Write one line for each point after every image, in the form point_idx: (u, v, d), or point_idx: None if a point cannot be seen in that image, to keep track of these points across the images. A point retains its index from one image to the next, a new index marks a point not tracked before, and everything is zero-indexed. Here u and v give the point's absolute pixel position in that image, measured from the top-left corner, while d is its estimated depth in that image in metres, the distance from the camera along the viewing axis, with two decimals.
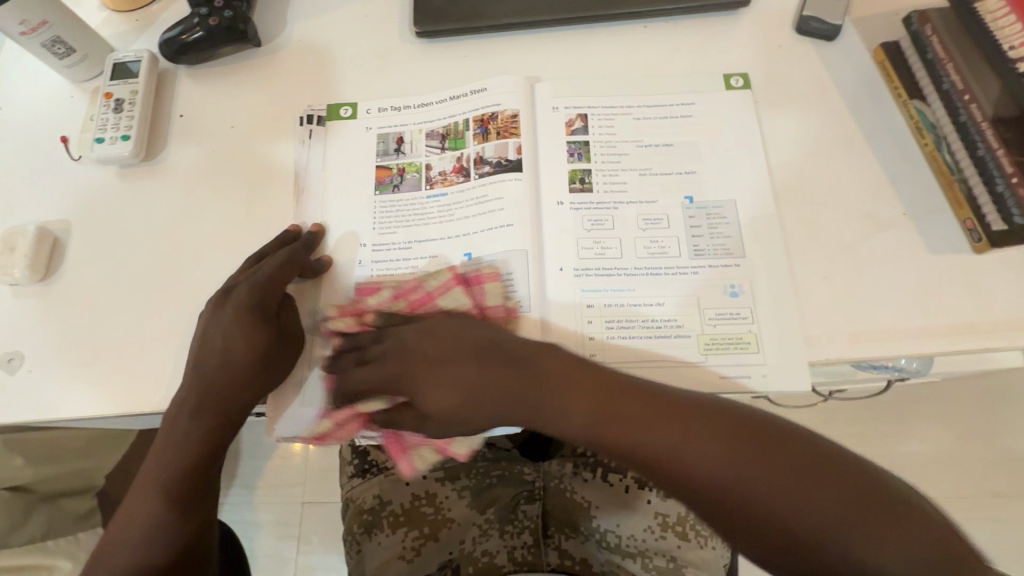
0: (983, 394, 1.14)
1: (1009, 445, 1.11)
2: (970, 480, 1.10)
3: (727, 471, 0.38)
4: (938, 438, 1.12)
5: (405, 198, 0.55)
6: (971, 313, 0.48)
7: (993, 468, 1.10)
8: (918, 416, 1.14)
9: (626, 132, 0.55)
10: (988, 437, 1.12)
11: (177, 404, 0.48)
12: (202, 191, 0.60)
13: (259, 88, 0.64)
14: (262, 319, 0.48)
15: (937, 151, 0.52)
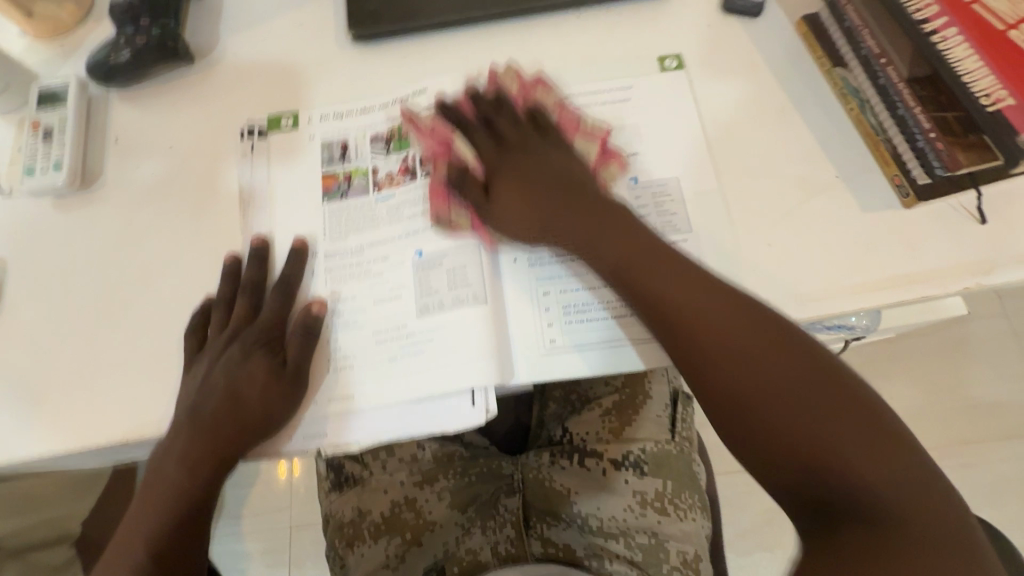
0: (943, 346, 1.19)
1: (971, 392, 1.16)
2: (938, 430, 1.14)
3: (776, 383, 0.41)
4: (906, 393, 1.17)
5: (354, 203, 0.55)
6: (906, 266, 0.50)
7: (957, 416, 1.15)
8: (885, 374, 1.18)
9: (568, 121, 0.57)
10: (951, 387, 1.17)
11: (176, 436, 0.49)
12: (146, 215, 0.58)
13: (196, 105, 0.62)
14: (249, 347, 0.50)
15: (862, 114, 0.54)
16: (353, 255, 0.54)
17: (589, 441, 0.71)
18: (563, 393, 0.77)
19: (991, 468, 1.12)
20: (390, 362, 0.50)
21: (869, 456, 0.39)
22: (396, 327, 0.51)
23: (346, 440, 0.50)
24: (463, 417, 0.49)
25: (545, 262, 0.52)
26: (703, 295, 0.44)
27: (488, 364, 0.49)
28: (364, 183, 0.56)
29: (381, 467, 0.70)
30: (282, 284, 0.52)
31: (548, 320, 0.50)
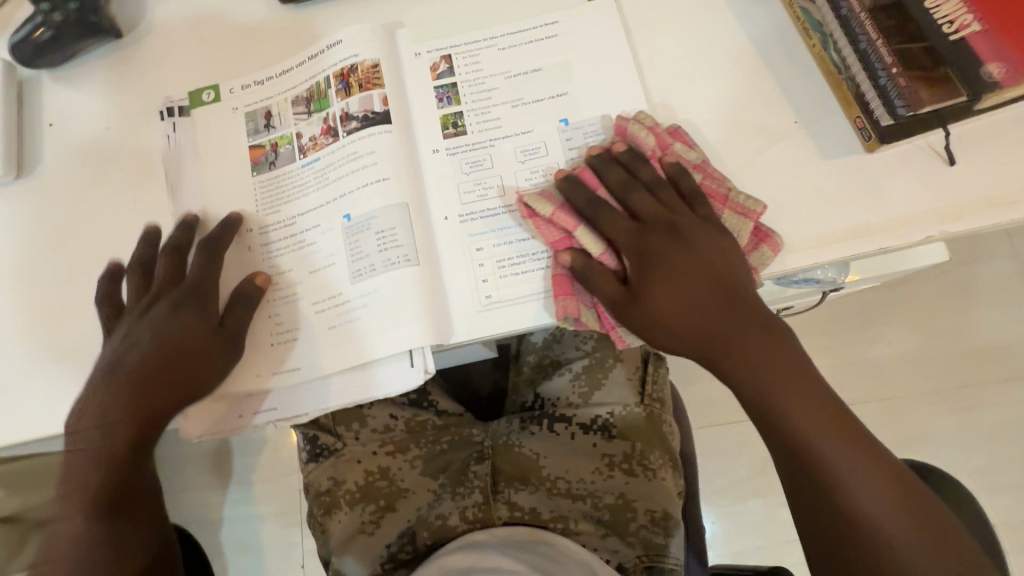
0: (944, 291, 1.14)
1: (973, 335, 1.13)
2: (935, 377, 1.12)
3: (825, 425, 0.43)
4: (905, 340, 1.14)
5: (284, 174, 0.55)
6: (867, 216, 0.47)
7: (956, 361, 1.12)
8: (884, 321, 1.15)
9: (493, 66, 0.54)
10: (953, 332, 1.13)
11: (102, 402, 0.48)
12: (87, 201, 0.58)
13: (129, 83, 0.60)
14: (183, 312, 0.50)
15: (824, 51, 0.49)
16: (288, 225, 0.54)
17: (559, 406, 0.71)
18: (538, 357, 0.77)
19: (992, 411, 1.10)
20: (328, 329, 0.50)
21: (895, 505, 0.41)
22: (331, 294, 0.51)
23: (299, 411, 0.51)
24: (404, 378, 0.49)
25: (479, 217, 0.51)
26: (736, 328, 0.44)
27: (422, 325, 0.48)
28: (288, 152, 0.55)
29: (354, 438, 0.71)
30: (207, 248, 0.52)
31: (483, 279, 0.49)
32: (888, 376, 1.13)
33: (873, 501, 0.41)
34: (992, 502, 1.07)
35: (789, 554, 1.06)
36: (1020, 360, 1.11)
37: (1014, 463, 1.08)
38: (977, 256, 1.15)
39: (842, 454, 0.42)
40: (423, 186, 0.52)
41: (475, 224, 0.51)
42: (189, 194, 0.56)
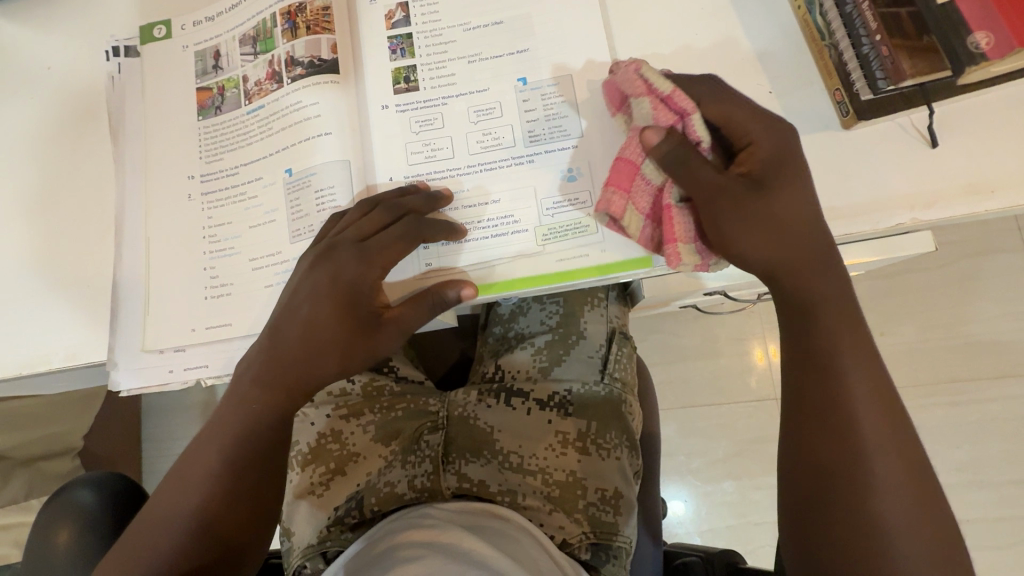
0: (943, 283, 1.10)
1: (971, 330, 1.09)
2: (925, 369, 1.09)
3: (876, 399, 0.39)
4: (899, 330, 1.11)
5: (225, 123, 0.52)
6: (836, 198, 0.44)
7: (948, 355, 1.09)
8: (878, 311, 1.11)
9: (451, 16, 0.49)
10: (950, 325, 1.10)
11: (256, 377, 0.46)
12: (29, 143, 0.55)
13: (75, 20, 0.57)
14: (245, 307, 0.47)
15: (809, 14, 0.45)
16: (228, 176, 0.51)
17: (519, 379, 0.70)
18: (503, 329, 0.75)
19: (980, 407, 1.07)
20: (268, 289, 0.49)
21: (909, 500, 0.38)
22: (272, 254, 0.49)
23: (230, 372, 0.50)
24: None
25: (425, 180, 0.49)
26: (823, 279, 0.41)
27: None
28: (234, 98, 0.52)
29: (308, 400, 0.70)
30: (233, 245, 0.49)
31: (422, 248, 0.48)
32: None
33: (891, 493, 0.38)
34: (970, 498, 1.05)
35: (758, 536, 1.06)
36: (1014, 357, 1.07)
37: (996, 460, 1.06)
38: (982, 247, 1.10)
39: (882, 443, 0.38)
40: (369, 144, 0.49)
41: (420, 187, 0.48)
42: (131, 140, 0.53)
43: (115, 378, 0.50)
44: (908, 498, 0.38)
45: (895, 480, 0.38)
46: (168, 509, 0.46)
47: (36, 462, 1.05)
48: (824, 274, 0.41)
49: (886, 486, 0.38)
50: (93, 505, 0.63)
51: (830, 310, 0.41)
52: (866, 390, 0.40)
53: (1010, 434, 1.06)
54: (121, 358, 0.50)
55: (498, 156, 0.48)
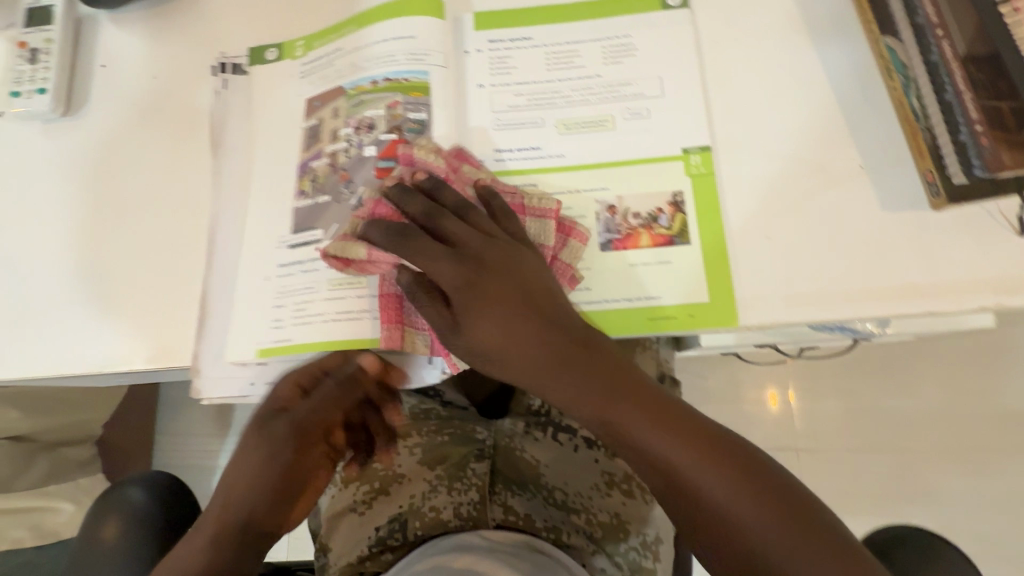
0: (982, 348, 1.08)
1: (1008, 404, 1.06)
2: (957, 437, 1.06)
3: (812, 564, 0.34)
4: (931, 395, 1.08)
5: (313, 167, 0.53)
6: (920, 275, 0.45)
7: (982, 424, 1.06)
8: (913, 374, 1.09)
9: (553, 68, 0.52)
10: (984, 397, 1.07)
11: (271, 461, 0.55)
12: (129, 146, 0.58)
13: (187, 35, 0.59)
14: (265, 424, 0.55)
15: (905, 96, 0.47)
16: (306, 205, 0.53)
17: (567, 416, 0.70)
18: None
19: (1012, 483, 1.03)
20: (313, 314, 0.50)
21: None
22: (333, 270, 0.50)
23: None
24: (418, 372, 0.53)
25: None
26: (642, 416, 0.39)
27: None
28: (330, 133, 0.54)
29: None
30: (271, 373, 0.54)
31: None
32: (904, 431, 1.07)
33: (812, 571, 0.34)
34: None
35: None
36: None
37: None
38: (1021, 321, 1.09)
39: (750, 512, 0.36)
40: None
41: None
42: (230, 154, 0.55)
43: (199, 388, 0.52)
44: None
45: (761, 542, 0.35)
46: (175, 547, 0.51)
47: (59, 449, 1.03)
48: (672, 418, 0.39)
49: (786, 555, 0.35)
50: (142, 504, 0.64)
51: (760, 473, 0.37)
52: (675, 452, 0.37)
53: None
54: (208, 368, 0.52)
55: (585, 204, 0.49)
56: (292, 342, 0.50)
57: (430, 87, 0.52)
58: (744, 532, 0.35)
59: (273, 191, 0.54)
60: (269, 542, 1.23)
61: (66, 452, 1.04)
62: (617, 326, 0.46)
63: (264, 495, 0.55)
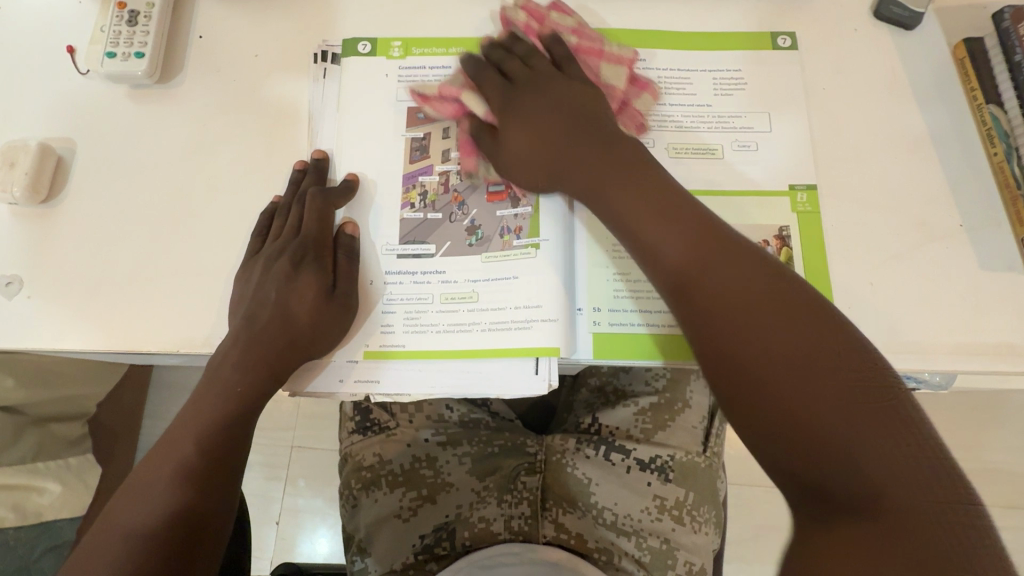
0: (974, 397, 1.05)
1: None
2: None
3: (795, 357, 0.36)
4: None
5: (423, 182, 0.53)
6: (1016, 335, 0.47)
7: None
8: None
9: (664, 95, 0.53)
10: (971, 448, 1.03)
11: (225, 385, 0.47)
12: (220, 121, 0.56)
13: (289, 17, 0.59)
14: (296, 263, 0.49)
15: (1006, 163, 0.49)
16: (415, 219, 0.52)
17: (619, 436, 0.69)
18: (600, 381, 0.73)
19: None
20: (426, 325, 0.49)
21: (878, 457, 0.33)
22: (446, 284, 0.50)
23: (400, 390, 0.48)
24: (525, 386, 0.47)
25: None
26: (630, 197, 0.45)
27: (555, 336, 0.47)
28: (438, 150, 0.53)
29: (408, 420, 0.70)
30: (331, 199, 0.51)
31: (595, 305, 0.48)
32: None
33: (872, 444, 0.33)
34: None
35: None
36: None
37: None
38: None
39: (808, 396, 0.35)
40: None
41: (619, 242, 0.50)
42: (329, 143, 0.55)
43: (286, 384, 0.49)
44: (858, 441, 0.33)
45: (794, 390, 0.35)
46: (122, 500, 0.44)
47: (49, 424, 0.88)
48: (680, 212, 0.43)
49: (876, 458, 0.33)
50: None
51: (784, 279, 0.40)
52: (774, 347, 0.36)
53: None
54: (300, 368, 0.49)
55: None
56: (406, 348, 0.49)
57: None
58: (733, 323, 0.38)
59: (372, 193, 0.53)
60: (254, 540, 1.18)
61: (55, 427, 0.89)
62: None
63: (252, 413, 0.48)
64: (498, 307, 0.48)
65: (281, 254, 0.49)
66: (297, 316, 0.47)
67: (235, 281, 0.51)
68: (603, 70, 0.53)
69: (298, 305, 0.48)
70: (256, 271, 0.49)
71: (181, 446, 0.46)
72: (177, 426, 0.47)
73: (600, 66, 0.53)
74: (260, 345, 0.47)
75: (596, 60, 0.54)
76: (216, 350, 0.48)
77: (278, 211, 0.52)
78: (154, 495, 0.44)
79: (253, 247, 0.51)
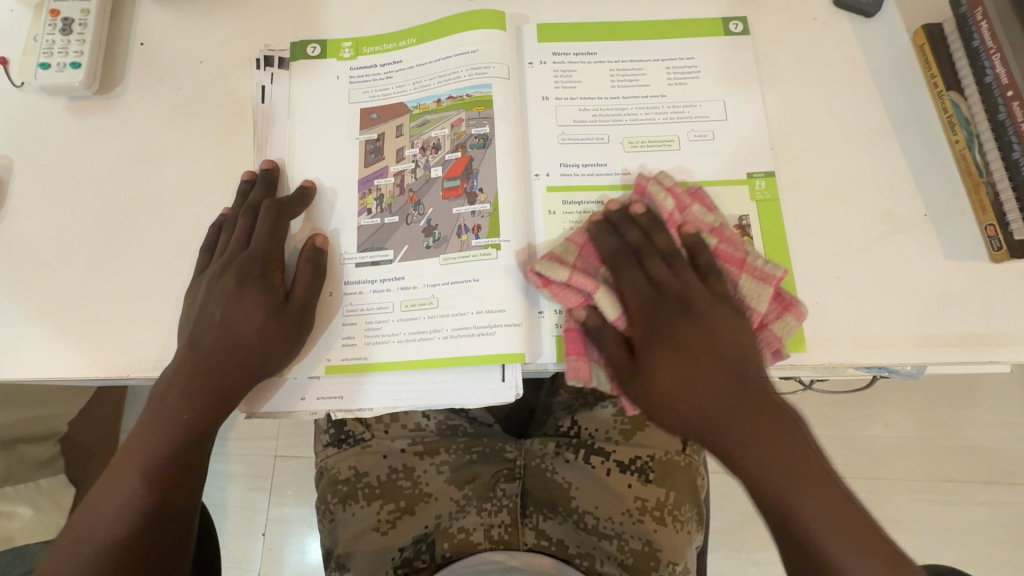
0: (952, 378, 1.06)
1: (969, 435, 1.04)
2: (923, 467, 1.04)
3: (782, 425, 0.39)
4: (902, 421, 1.05)
5: (378, 185, 0.51)
6: (982, 325, 0.47)
7: (945, 456, 1.04)
8: (885, 399, 1.06)
9: (618, 86, 0.52)
10: (949, 427, 1.05)
11: (173, 411, 0.45)
12: (167, 132, 0.54)
13: (235, 20, 0.56)
14: (244, 281, 0.47)
15: (968, 149, 0.49)
16: (372, 225, 0.50)
17: (598, 438, 0.68)
18: (578, 382, 0.73)
19: (982, 516, 1.01)
20: (386, 335, 0.47)
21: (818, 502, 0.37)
22: (405, 290, 0.48)
23: (362, 405, 0.47)
24: (494, 394, 0.45)
25: (583, 222, 0.49)
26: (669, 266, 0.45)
27: (517, 340, 0.45)
28: (393, 151, 0.51)
29: (383, 431, 0.69)
30: (281, 211, 0.49)
31: (556, 307, 0.47)
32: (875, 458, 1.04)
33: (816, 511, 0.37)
34: None
35: None
36: (1013, 467, 1.02)
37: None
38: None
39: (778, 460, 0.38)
40: (530, 190, 0.50)
41: None
42: (280, 152, 0.53)
43: (242, 402, 0.48)
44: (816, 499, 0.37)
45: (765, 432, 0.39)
46: (74, 531, 0.43)
47: (17, 445, 0.84)
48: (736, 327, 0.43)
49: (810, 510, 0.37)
50: None
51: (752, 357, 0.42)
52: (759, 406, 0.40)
53: (1006, 549, 1.00)
54: (261, 385, 0.48)
55: None
56: (369, 361, 0.47)
57: (493, 101, 0.50)
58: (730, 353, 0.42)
59: (324, 204, 0.51)
60: (239, 553, 1.16)
61: (24, 449, 0.85)
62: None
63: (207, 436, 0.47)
64: (458, 312, 0.46)
65: (227, 269, 0.47)
66: (246, 337, 0.45)
67: (185, 300, 0.49)
68: (742, 283, 0.46)
69: (246, 325, 0.46)
70: (202, 289, 0.47)
71: (132, 475, 0.44)
72: (128, 453, 0.45)
73: (770, 308, 0.46)
74: (211, 367, 0.45)
75: (770, 282, 0.46)
76: (165, 373, 0.46)
77: (227, 224, 0.50)
78: (105, 525, 0.43)
79: (202, 263, 0.49)
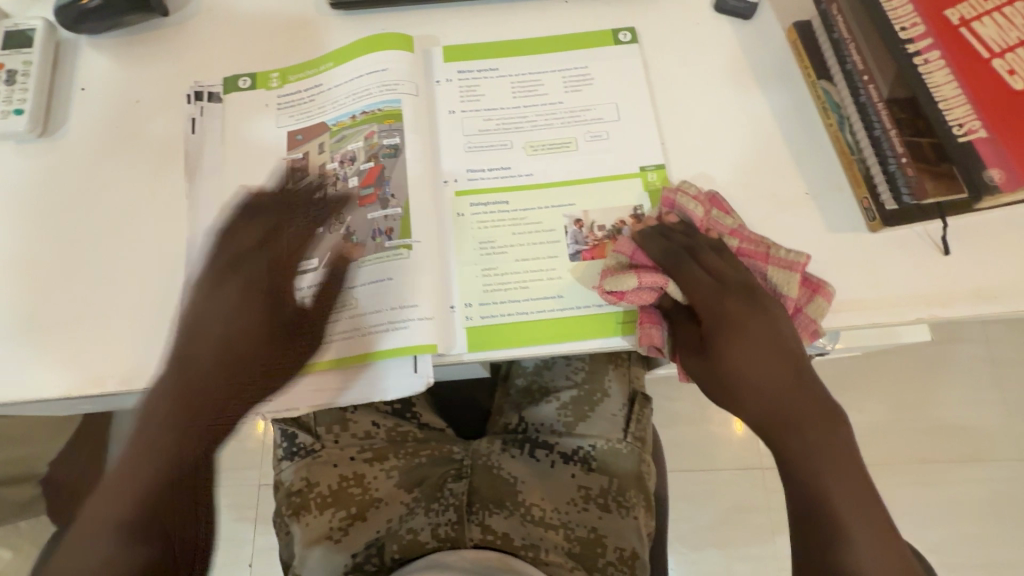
0: (918, 359, 1.08)
1: (939, 414, 1.06)
2: (899, 449, 1.05)
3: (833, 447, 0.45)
4: (876, 405, 1.07)
5: None
6: (867, 291, 0.50)
7: (920, 436, 1.05)
8: (854, 384, 1.08)
9: (518, 95, 0.56)
10: (919, 406, 1.07)
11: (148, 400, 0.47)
12: (109, 167, 0.58)
13: (170, 63, 0.61)
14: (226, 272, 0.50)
15: (840, 132, 0.53)
16: None
17: (543, 432, 0.72)
18: (527, 381, 0.76)
19: (961, 493, 1.02)
20: (311, 338, 0.50)
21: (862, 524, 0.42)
22: (327, 294, 0.51)
23: (291, 405, 0.49)
24: (408, 385, 0.48)
25: (490, 218, 0.53)
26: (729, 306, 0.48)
27: (429, 333, 0.49)
28: (315, 167, 0.55)
29: (333, 441, 0.71)
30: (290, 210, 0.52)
31: (467, 301, 0.50)
32: None
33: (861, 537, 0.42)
34: None
35: None
36: (985, 441, 1.04)
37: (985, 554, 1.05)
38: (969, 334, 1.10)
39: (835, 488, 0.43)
40: (441, 193, 0.53)
41: (486, 239, 0.52)
42: (211, 176, 0.57)
43: None
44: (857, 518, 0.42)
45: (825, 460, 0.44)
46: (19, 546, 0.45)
47: None
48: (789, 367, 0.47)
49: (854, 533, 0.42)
50: None
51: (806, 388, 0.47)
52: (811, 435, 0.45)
53: (983, 523, 1.01)
54: None
55: (556, 220, 0.52)
56: None
57: (403, 114, 0.55)
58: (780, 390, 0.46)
59: None
60: None
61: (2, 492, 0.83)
62: (578, 331, 0.49)
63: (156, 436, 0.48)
64: (375, 311, 0.50)
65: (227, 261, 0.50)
66: (251, 333, 0.48)
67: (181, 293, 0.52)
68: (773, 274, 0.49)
69: (247, 320, 0.48)
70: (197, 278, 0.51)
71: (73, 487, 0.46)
72: None
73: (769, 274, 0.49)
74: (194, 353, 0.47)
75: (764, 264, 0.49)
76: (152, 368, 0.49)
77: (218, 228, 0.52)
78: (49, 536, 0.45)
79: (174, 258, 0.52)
